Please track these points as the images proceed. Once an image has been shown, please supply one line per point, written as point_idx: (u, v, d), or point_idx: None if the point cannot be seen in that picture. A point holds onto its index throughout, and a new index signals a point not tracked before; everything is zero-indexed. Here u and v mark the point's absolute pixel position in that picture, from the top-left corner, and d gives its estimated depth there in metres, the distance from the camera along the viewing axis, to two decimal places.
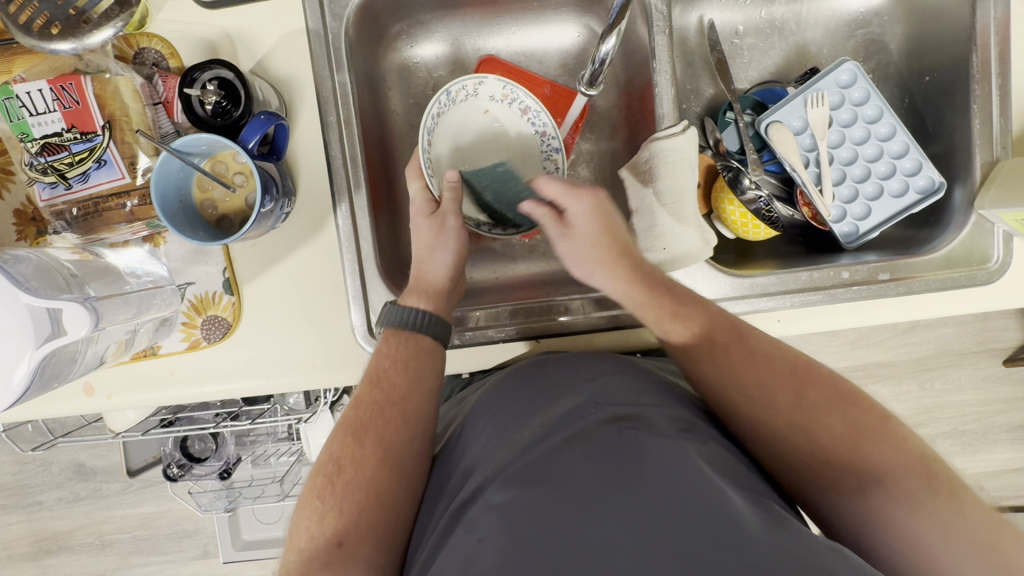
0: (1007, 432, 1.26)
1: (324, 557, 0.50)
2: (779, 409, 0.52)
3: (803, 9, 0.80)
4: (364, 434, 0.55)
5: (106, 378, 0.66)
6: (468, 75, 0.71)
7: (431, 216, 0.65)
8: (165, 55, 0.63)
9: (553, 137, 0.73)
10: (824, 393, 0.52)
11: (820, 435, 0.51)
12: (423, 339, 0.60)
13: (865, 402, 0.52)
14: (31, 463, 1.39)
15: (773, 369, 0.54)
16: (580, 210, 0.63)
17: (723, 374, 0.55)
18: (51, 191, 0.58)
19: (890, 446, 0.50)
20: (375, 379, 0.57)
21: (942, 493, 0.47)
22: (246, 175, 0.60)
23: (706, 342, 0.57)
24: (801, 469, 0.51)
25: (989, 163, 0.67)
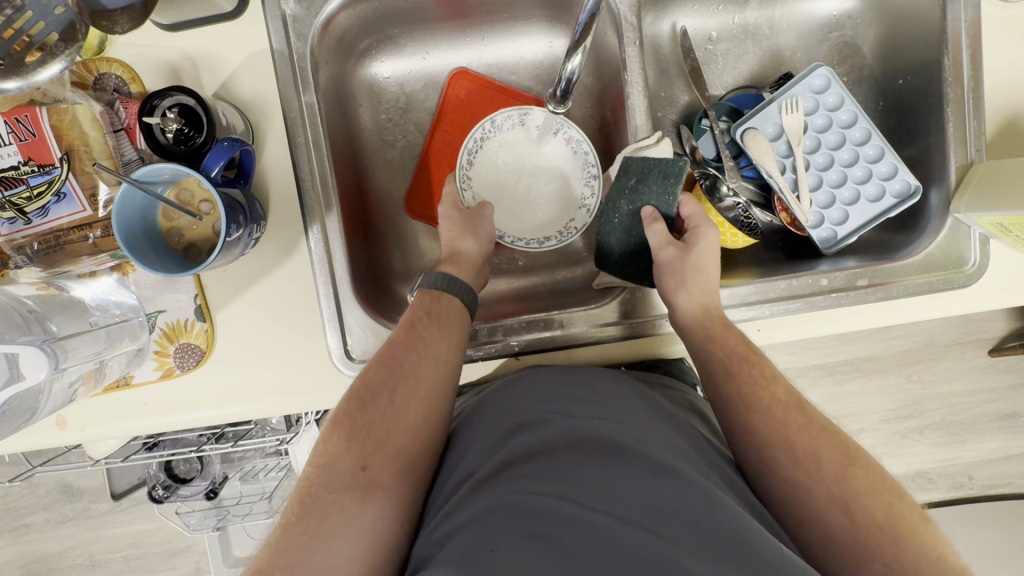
0: (994, 421, 1.26)
1: (348, 478, 0.52)
2: (823, 478, 0.51)
3: (776, 13, 0.80)
4: (399, 370, 0.57)
5: (79, 411, 0.64)
6: (515, 106, 0.72)
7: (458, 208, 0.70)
8: (126, 80, 0.62)
9: (592, 165, 0.72)
10: (871, 476, 0.51)
11: (860, 514, 0.49)
12: (455, 300, 0.63)
13: (908, 498, 0.51)
14: (16, 486, 1.37)
15: (827, 437, 0.53)
16: (711, 239, 0.63)
17: (775, 430, 0.54)
18: (11, 227, 0.57)
19: (929, 550, 0.48)
20: (410, 324, 0.60)
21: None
22: (213, 203, 0.58)
23: (760, 394, 0.56)
24: (829, 548, 0.49)
25: (964, 166, 0.67)
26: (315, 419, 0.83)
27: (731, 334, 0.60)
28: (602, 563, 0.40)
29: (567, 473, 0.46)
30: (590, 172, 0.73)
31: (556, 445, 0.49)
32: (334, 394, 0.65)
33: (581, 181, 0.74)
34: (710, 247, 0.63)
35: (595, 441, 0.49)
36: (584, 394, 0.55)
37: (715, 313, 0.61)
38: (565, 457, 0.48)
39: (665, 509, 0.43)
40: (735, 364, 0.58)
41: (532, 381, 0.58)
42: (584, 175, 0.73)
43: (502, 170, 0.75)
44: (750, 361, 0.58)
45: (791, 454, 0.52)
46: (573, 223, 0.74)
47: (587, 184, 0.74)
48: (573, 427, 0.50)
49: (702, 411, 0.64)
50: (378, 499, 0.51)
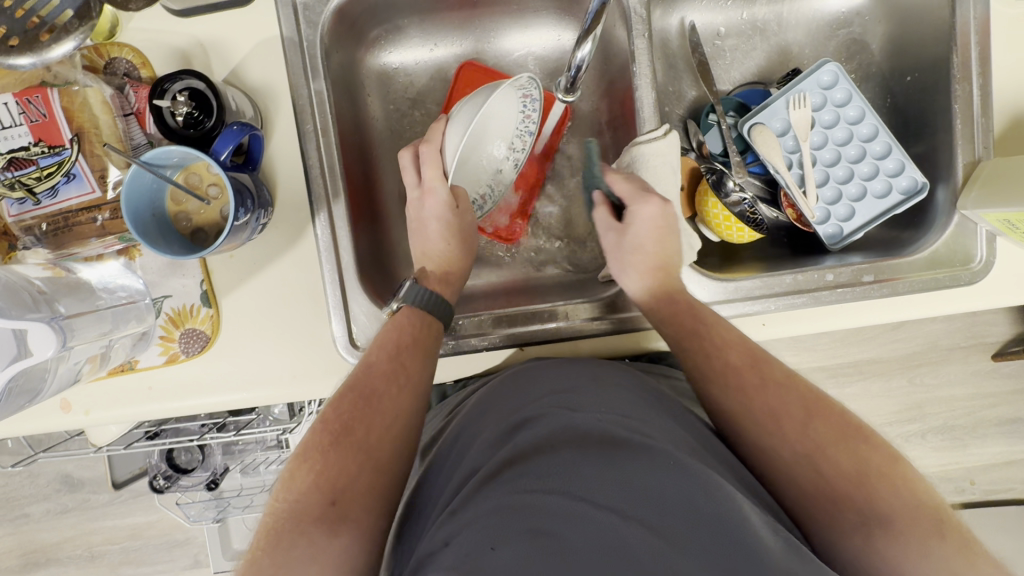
0: (997, 425, 1.26)
1: (316, 512, 0.50)
2: (786, 437, 0.53)
3: (784, 9, 0.80)
4: (373, 399, 0.56)
5: (83, 394, 0.64)
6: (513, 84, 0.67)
7: (455, 211, 0.67)
8: (136, 65, 0.62)
9: (533, 123, 0.71)
10: (833, 429, 0.53)
11: (827, 467, 0.51)
12: (429, 318, 0.62)
13: (874, 442, 0.52)
14: (17, 476, 1.37)
15: (793, 397, 0.55)
16: (650, 213, 0.64)
17: (737, 398, 0.55)
18: (20, 207, 0.58)
19: (902, 492, 0.49)
20: (390, 352, 0.59)
21: (954, 546, 0.46)
22: (221, 187, 0.59)
23: (715, 365, 0.57)
24: (807, 507, 0.50)
25: (971, 163, 0.67)
26: (317, 409, 0.83)
27: (699, 305, 0.61)
28: (608, 565, 0.39)
29: (570, 470, 0.45)
30: (530, 128, 0.70)
31: (556, 442, 0.48)
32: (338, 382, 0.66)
33: (514, 135, 0.70)
34: (647, 226, 0.64)
35: (599, 437, 0.48)
36: (582, 391, 0.55)
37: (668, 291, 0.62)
38: (567, 454, 0.47)
39: (671, 508, 0.43)
40: (686, 338, 0.59)
41: (531, 377, 0.58)
42: (520, 130, 0.70)
43: (472, 147, 0.69)
44: (704, 330, 0.59)
45: (751, 416, 0.54)
46: (501, 175, 0.72)
47: (519, 138, 0.70)
48: (572, 426, 0.50)
49: None
50: (349, 533, 0.49)
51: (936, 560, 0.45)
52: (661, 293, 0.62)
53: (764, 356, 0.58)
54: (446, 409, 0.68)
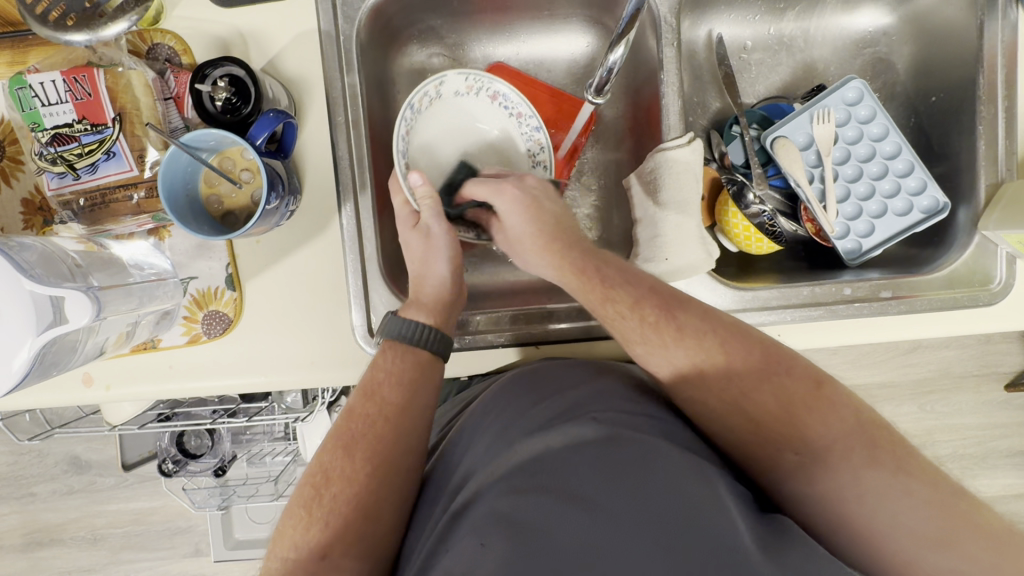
0: (1007, 457, 1.25)
1: (306, 567, 0.50)
2: (712, 387, 0.55)
3: (811, 26, 0.81)
4: (354, 447, 0.56)
5: (105, 369, 0.66)
6: (428, 81, 0.68)
7: (414, 228, 0.66)
8: (177, 52, 0.64)
9: (530, 118, 0.72)
10: (756, 365, 0.55)
11: (757, 413, 0.54)
12: (421, 352, 0.61)
13: (796, 368, 0.55)
14: (26, 454, 1.38)
15: (716, 342, 0.56)
16: (510, 205, 0.64)
17: (661, 357, 0.57)
18: (60, 181, 0.59)
19: (829, 422, 0.52)
20: (369, 393, 0.58)
21: (890, 469, 0.50)
22: (253, 171, 0.60)
23: (631, 332, 0.57)
24: (747, 451, 0.54)
25: (994, 185, 0.67)
26: (329, 400, 0.83)
27: (609, 260, 0.62)
28: None
29: (555, 483, 0.45)
30: (531, 124, 0.72)
31: (547, 460, 0.47)
32: (354, 370, 0.67)
33: (524, 139, 0.74)
34: (517, 216, 0.63)
35: (599, 441, 0.48)
36: (588, 392, 0.55)
37: (568, 263, 0.61)
38: (560, 462, 0.47)
39: (668, 510, 0.43)
40: (602, 308, 0.59)
41: (531, 380, 0.58)
42: (524, 129, 0.73)
43: (441, 145, 0.73)
44: (615, 295, 0.58)
45: (678, 370, 0.56)
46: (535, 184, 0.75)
47: (531, 140, 0.74)
48: (571, 434, 0.49)
49: None
50: None
51: (872, 484, 0.49)
52: (557, 266, 0.62)
53: (679, 300, 0.58)
54: (460, 400, 0.69)
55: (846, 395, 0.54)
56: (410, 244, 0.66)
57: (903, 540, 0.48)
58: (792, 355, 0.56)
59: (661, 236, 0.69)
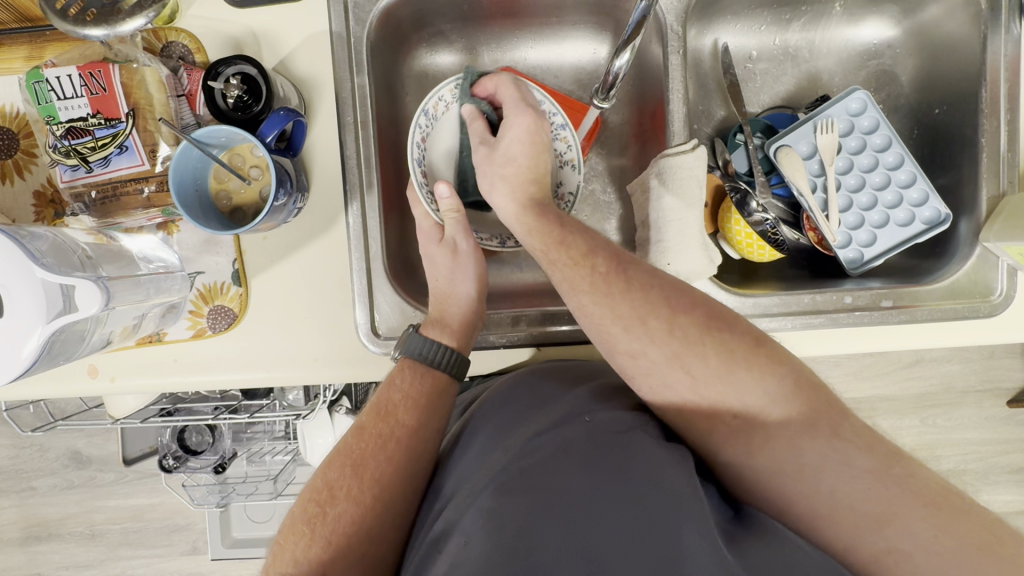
0: (1009, 473, 1.24)
1: None
2: (655, 341, 0.53)
3: (816, 37, 0.82)
4: (364, 467, 0.55)
5: (110, 361, 0.66)
6: (443, 84, 0.69)
7: (440, 243, 0.67)
8: (191, 50, 0.65)
9: (554, 114, 0.70)
10: (698, 321, 0.53)
11: (697, 372, 0.52)
12: (441, 374, 0.62)
13: (738, 325, 0.54)
14: (27, 448, 1.39)
15: (660, 294, 0.55)
16: (519, 126, 0.65)
17: (604, 310, 0.54)
18: (73, 174, 0.60)
19: (768, 381, 0.51)
20: (384, 411, 0.58)
21: (825, 438, 0.50)
22: (263, 169, 0.61)
23: (580, 281, 0.56)
24: (686, 417, 0.53)
25: (995, 198, 0.68)
26: (330, 398, 0.84)
27: (569, 218, 0.61)
28: None
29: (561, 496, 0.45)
30: (556, 121, 0.70)
31: (536, 465, 0.47)
32: (358, 368, 0.67)
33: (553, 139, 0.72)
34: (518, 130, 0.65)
35: (592, 445, 0.48)
36: (592, 400, 0.54)
37: (527, 207, 0.62)
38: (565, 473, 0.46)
39: (653, 512, 0.44)
40: (555, 253, 0.58)
41: (533, 385, 0.58)
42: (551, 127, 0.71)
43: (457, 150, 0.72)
44: (571, 241, 0.58)
45: (622, 321, 0.54)
46: (564, 187, 0.72)
47: (558, 138, 0.71)
48: (562, 435, 0.49)
49: None
50: None
51: (811, 456, 0.49)
52: (519, 210, 0.63)
53: (629, 256, 0.58)
54: (462, 401, 0.69)
55: (786, 354, 0.53)
56: (437, 259, 0.67)
57: (842, 512, 0.48)
58: (734, 316, 0.55)
59: (664, 242, 0.70)
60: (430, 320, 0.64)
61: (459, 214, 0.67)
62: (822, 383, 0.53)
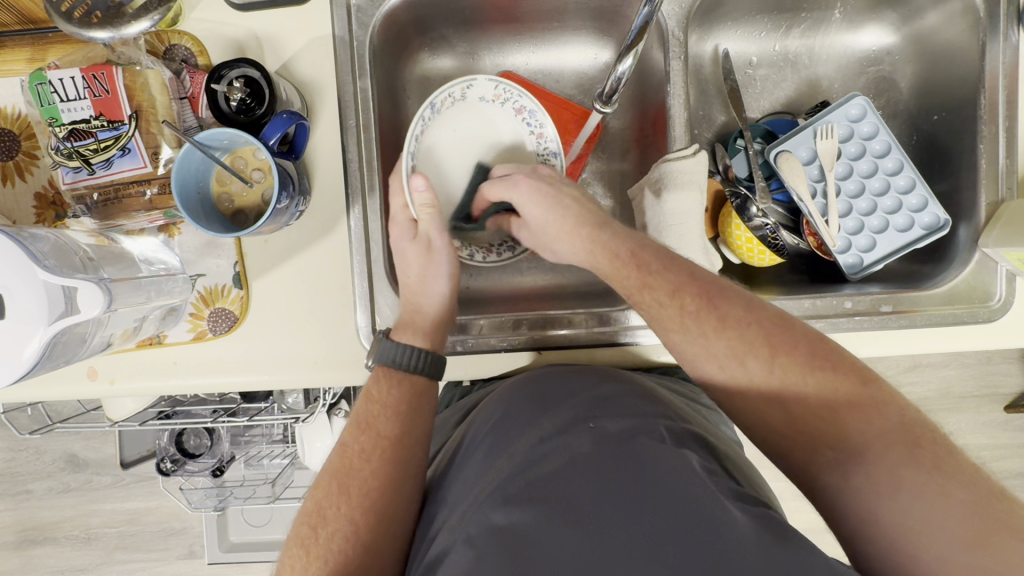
0: (1007, 478, 1.24)
1: None
2: (752, 377, 0.54)
3: (816, 43, 0.82)
4: (351, 483, 0.55)
5: (110, 363, 0.66)
6: (456, 82, 0.69)
7: (415, 240, 0.66)
8: (194, 53, 0.66)
9: (549, 140, 0.73)
10: (799, 358, 0.54)
11: (796, 408, 0.53)
12: (418, 378, 0.62)
13: (841, 362, 0.54)
14: (24, 451, 1.38)
15: (757, 332, 0.55)
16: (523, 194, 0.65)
17: (698, 348, 0.56)
18: (74, 175, 0.60)
19: (873, 420, 0.51)
20: (365, 425, 0.58)
21: (925, 469, 0.47)
22: (265, 172, 0.61)
23: (671, 320, 0.57)
24: (783, 447, 0.54)
25: (994, 204, 0.68)
26: (329, 401, 0.84)
27: (648, 243, 0.61)
28: None
29: (557, 501, 0.45)
30: (548, 147, 0.74)
31: (539, 475, 0.48)
32: (358, 372, 0.67)
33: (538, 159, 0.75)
34: (534, 205, 0.64)
35: (589, 448, 0.49)
36: (586, 402, 0.55)
37: (597, 247, 0.61)
38: (562, 479, 0.47)
39: (655, 511, 0.44)
40: (638, 295, 0.58)
41: (532, 387, 0.59)
42: (540, 149, 0.74)
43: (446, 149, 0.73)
44: (653, 283, 0.58)
45: (717, 362, 0.55)
46: None
47: (545, 161, 0.75)
48: (565, 447, 0.50)
49: (706, 404, 0.67)
50: None
51: (910, 482, 0.47)
52: (589, 250, 0.62)
53: (720, 290, 0.57)
54: (464, 405, 0.69)
55: (891, 392, 0.53)
56: (409, 254, 0.66)
57: (928, 541, 0.45)
58: (832, 348, 0.55)
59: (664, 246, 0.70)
60: (400, 323, 0.64)
61: (434, 211, 0.65)
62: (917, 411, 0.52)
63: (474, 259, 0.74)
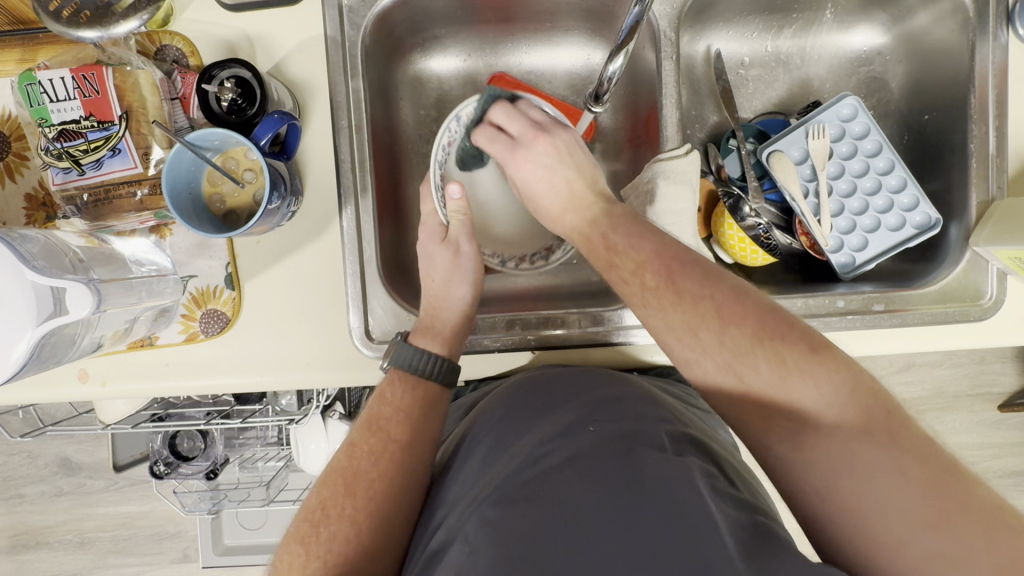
0: (1001, 477, 1.25)
1: None
2: (707, 350, 0.52)
3: (808, 44, 0.83)
4: (357, 483, 0.55)
5: (101, 365, 0.66)
6: (478, 97, 0.72)
7: (443, 242, 0.69)
8: (185, 53, 0.65)
9: None
10: (754, 329, 0.51)
11: (750, 381, 0.51)
12: (432, 386, 0.62)
13: (797, 332, 0.51)
14: (16, 455, 1.37)
15: (714, 304, 0.53)
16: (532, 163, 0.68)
17: (657, 322, 0.55)
18: (64, 176, 0.60)
19: (828, 393, 0.48)
20: (375, 426, 0.58)
21: (880, 445, 0.46)
22: (257, 172, 0.61)
23: (635, 297, 0.57)
24: (742, 420, 0.52)
25: (985, 203, 0.69)
26: (323, 403, 0.83)
27: (630, 226, 0.61)
28: None
29: (556, 503, 0.45)
30: None
31: (539, 476, 0.48)
32: (351, 373, 0.67)
33: None
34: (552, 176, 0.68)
35: (590, 449, 0.49)
36: (592, 404, 0.55)
37: (581, 227, 0.64)
38: (564, 480, 0.47)
39: (653, 514, 0.44)
40: (610, 274, 0.60)
41: (528, 389, 0.59)
42: None
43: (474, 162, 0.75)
44: (619, 261, 0.59)
45: (674, 334, 0.54)
46: None
47: None
48: (567, 448, 0.50)
49: (698, 403, 0.67)
50: None
51: (867, 462, 0.46)
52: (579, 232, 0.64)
53: (681, 263, 0.56)
54: (462, 405, 0.69)
55: (848, 360, 0.50)
56: (437, 257, 0.68)
57: (886, 526, 0.44)
58: (792, 319, 0.52)
59: None
60: (417, 328, 0.65)
61: (465, 220, 0.69)
62: (879, 385, 0.50)
63: (506, 267, 0.75)
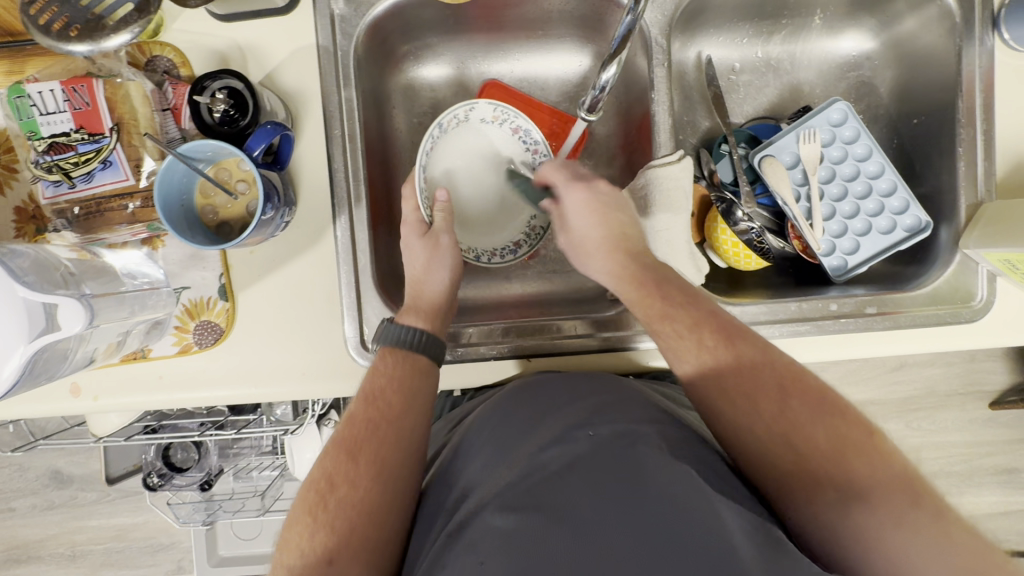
0: (993, 474, 1.26)
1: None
2: (763, 415, 0.52)
3: (797, 49, 0.83)
4: (359, 451, 0.55)
5: (94, 380, 0.65)
6: (459, 105, 0.72)
7: (425, 236, 0.67)
8: (176, 64, 0.65)
9: (543, 154, 0.75)
10: (811, 402, 0.53)
11: (802, 444, 0.51)
12: (419, 358, 0.61)
13: (852, 415, 0.52)
14: (6, 468, 1.35)
15: (776, 376, 0.54)
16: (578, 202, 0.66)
17: (712, 382, 0.55)
18: (55, 189, 0.61)
19: (879, 466, 0.49)
20: (371, 396, 0.58)
21: (926, 514, 0.46)
22: (249, 183, 0.61)
23: (686, 350, 0.57)
24: (783, 487, 0.51)
25: (974, 205, 0.69)
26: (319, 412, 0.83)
27: (669, 279, 0.61)
28: None
29: (555, 507, 0.45)
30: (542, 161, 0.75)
31: (539, 482, 0.48)
32: (347, 383, 0.67)
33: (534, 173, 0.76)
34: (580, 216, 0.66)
35: (589, 454, 0.49)
36: (587, 408, 0.55)
37: (624, 267, 0.62)
38: (563, 483, 0.47)
39: (653, 514, 0.44)
40: (658, 325, 0.59)
41: (522, 397, 0.59)
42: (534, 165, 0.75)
43: (452, 170, 0.75)
44: (675, 313, 0.58)
45: (727, 398, 0.54)
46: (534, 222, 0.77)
47: None
48: (564, 452, 0.50)
49: None
50: None
51: (907, 524, 0.45)
52: (617, 274, 0.63)
53: (737, 329, 0.57)
54: (456, 416, 0.69)
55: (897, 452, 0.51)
56: (414, 251, 0.67)
57: None
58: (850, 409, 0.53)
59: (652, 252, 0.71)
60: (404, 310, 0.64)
61: (445, 212, 0.68)
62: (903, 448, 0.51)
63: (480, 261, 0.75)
